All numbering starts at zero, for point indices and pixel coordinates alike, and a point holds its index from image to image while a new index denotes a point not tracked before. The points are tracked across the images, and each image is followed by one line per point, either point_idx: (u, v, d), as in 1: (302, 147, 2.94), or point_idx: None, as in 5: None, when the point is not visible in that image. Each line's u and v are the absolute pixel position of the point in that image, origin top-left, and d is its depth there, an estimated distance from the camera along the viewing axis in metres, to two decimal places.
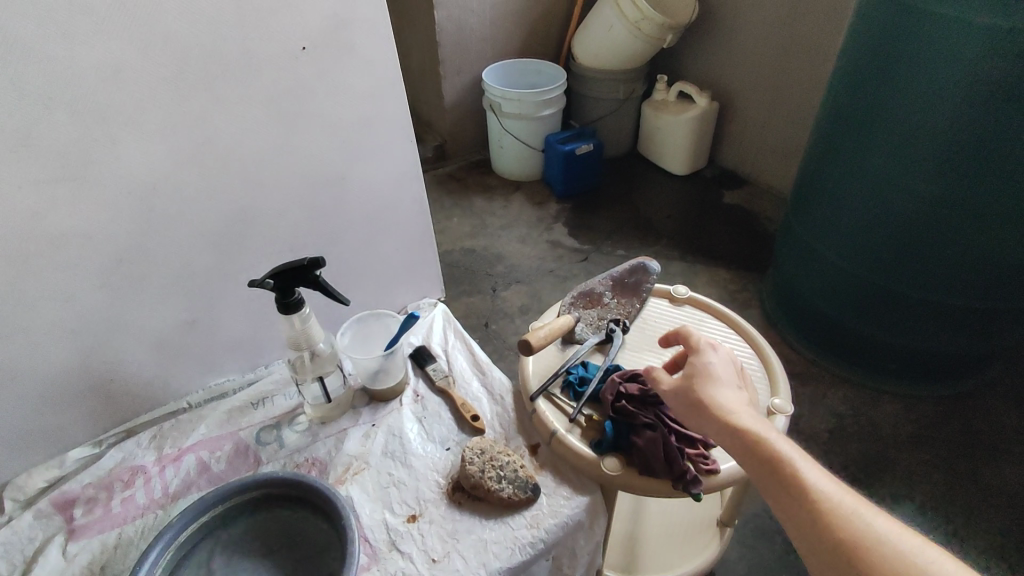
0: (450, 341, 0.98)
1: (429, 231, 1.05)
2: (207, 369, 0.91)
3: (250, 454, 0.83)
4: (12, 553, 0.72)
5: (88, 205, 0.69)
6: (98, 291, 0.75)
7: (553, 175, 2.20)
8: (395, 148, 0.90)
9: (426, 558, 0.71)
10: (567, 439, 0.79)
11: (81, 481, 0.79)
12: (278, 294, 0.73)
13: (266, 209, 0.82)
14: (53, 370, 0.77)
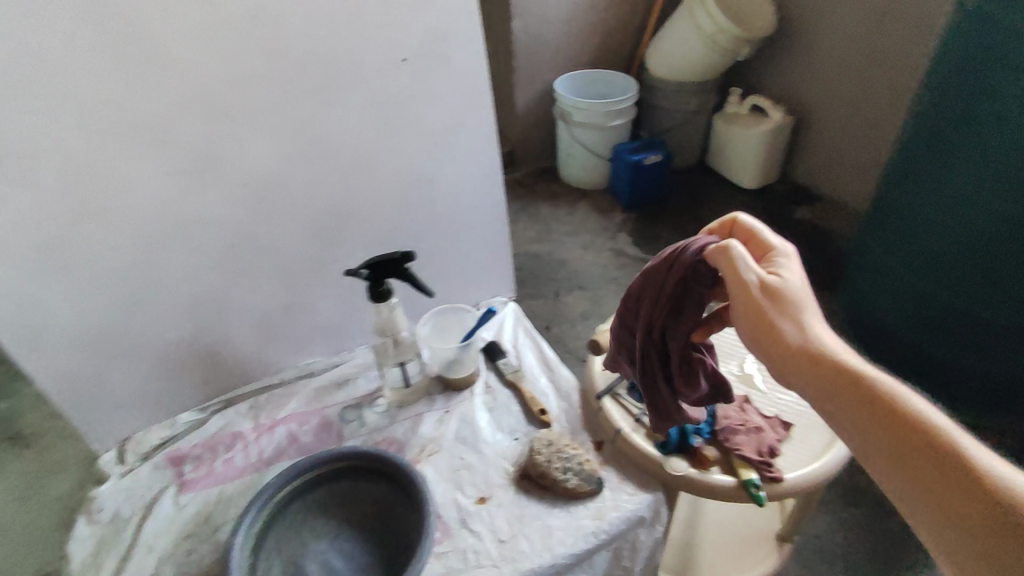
0: (520, 338, 1.03)
1: (505, 235, 1.08)
2: (299, 351, 0.99)
3: (334, 429, 0.90)
4: (132, 498, 0.82)
5: (212, 195, 0.77)
6: (213, 273, 0.84)
7: (620, 185, 2.22)
8: (480, 153, 0.94)
9: (494, 538, 0.76)
10: (631, 438, 0.81)
11: (189, 442, 0.88)
12: (371, 283, 0.80)
13: (360, 205, 0.89)
14: (170, 340, 0.86)
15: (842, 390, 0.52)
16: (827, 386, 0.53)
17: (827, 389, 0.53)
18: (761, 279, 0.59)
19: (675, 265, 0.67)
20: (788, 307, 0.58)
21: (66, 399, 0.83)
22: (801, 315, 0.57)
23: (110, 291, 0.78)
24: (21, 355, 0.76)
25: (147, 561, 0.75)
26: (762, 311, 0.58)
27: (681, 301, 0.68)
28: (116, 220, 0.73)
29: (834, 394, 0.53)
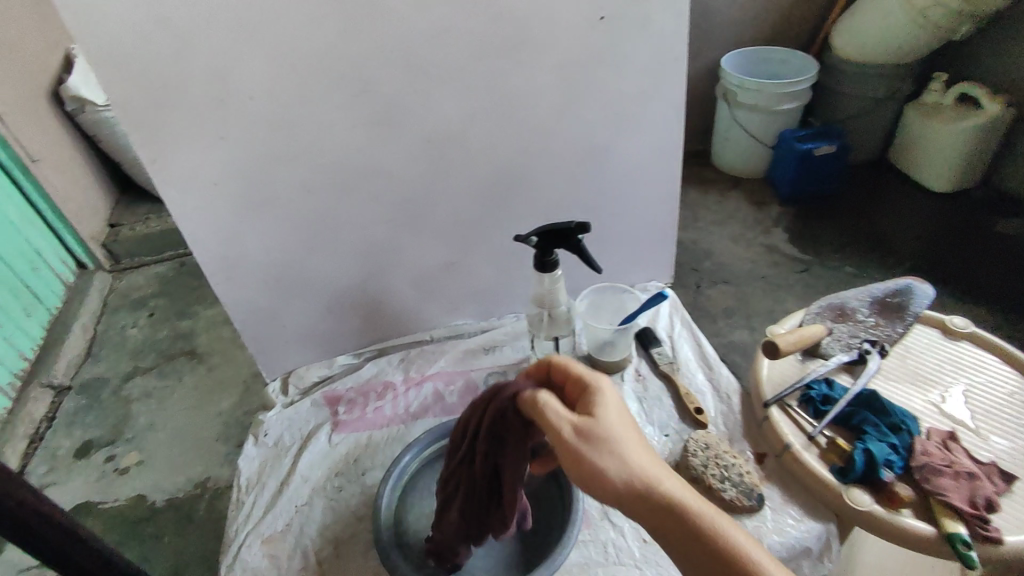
0: (676, 329, 0.96)
1: (673, 217, 0.99)
2: (450, 311, 1.00)
3: (479, 394, 0.90)
4: (293, 427, 0.87)
5: (397, 147, 0.78)
6: (386, 224, 0.86)
7: (782, 174, 1.99)
8: (662, 125, 0.87)
9: (637, 536, 0.72)
10: (802, 457, 0.73)
11: (345, 384, 0.92)
12: (539, 252, 0.77)
13: (532, 171, 0.86)
14: (341, 284, 0.90)
15: (657, 526, 0.46)
16: (652, 529, 0.46)
17: (651, 529, 0.46)
18: (574, 420, 0.50)
19: (488, 407, 0.58)
20: (585, 434, 0.48)
21: (247, 325, 0.91)
22: (592, 437, 0.48)
23: (294, 230, 0.83)
24: (219, 280, 0.85)
25: (302, 490, 0.79)
26: (579, 450, 0.48)
27: (495, 449, 0.58)
28: (310, 163, 0.77)
29: (667, 536, 0.45)
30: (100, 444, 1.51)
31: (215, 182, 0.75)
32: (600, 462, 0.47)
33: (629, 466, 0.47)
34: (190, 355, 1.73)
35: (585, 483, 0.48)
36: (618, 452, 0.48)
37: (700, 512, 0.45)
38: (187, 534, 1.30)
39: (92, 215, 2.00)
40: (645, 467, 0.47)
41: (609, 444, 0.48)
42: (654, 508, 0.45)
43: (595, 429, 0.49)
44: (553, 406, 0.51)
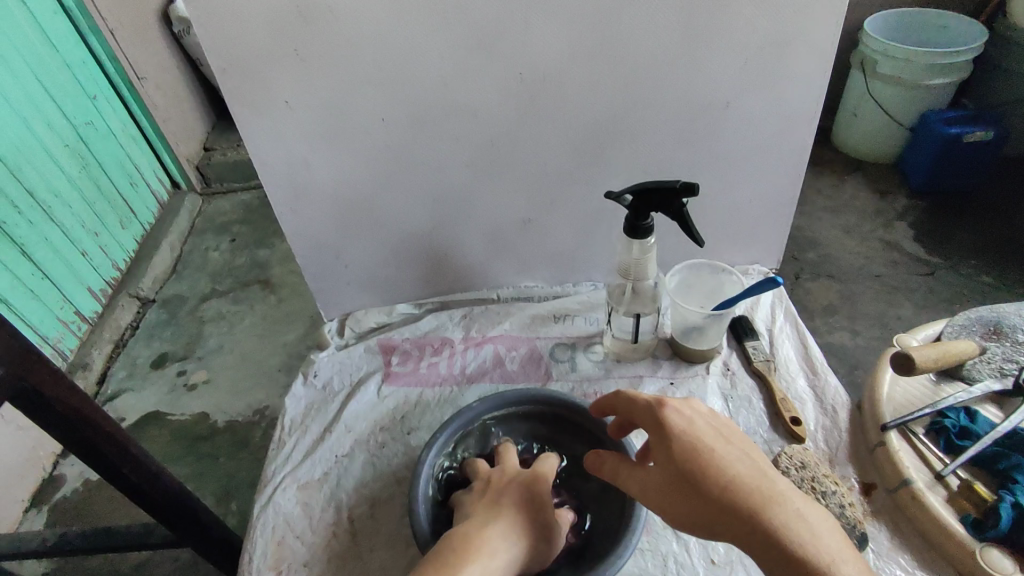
0: (779, 322, 0.82)
1: (794, 194, 0.85)
2: (522, 271, 0.91)
3: (542, 365, 0.81)
4: (344, 372, 0.83)
5: (484, 81, 0.69)
6: (465, 168, 0.77)
7: (916, 162, 1.73)
8: (804, 82, 0.72)
9: (705, 556, 0.62)
10: (925, 498, 0.60)
11: (401, 334, 0.86)
12: (631, 215, 0.66)
13: (637, 122, 0.74)
14: (409, 228, 0.84)
15: (759, 537, 0.46)
16: (752, 540, 0.47)
17: (749, 540, 0.47)
18: (680, 420, 0.52)
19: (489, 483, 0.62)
20: (707, 434, 0.51)
21: (309, 260, 0.86)
22: (716, 435, 0.51)
23: (364, 164, 0.76)
24: (284, 210, 0.80)
25: (345, 440, 0.75)
26: (697, 455, 0.50)
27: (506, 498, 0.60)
28: (388, 89, 0.69)
29: (765, 551, 0.46)
30: (174, 358, 1.56)
31: (287, 102, 0.69)
32: (719, 465, 0.49)
33: (748, 468, 0.49)
34: (264, 284, 1.76)
35: (694, 481, 0.49)
36: (739, 457, 0.50)
37: (811, 525, 0.46)
38: (241, 458, 1.32)
39: (189, 137, 2.05)
40: (765, 477, 0.48)
41: (731, 446, 0.51)
42: (761, 519, 0.46)
43: (719, 432, 0.51)
44: (678, 407, 0.53)
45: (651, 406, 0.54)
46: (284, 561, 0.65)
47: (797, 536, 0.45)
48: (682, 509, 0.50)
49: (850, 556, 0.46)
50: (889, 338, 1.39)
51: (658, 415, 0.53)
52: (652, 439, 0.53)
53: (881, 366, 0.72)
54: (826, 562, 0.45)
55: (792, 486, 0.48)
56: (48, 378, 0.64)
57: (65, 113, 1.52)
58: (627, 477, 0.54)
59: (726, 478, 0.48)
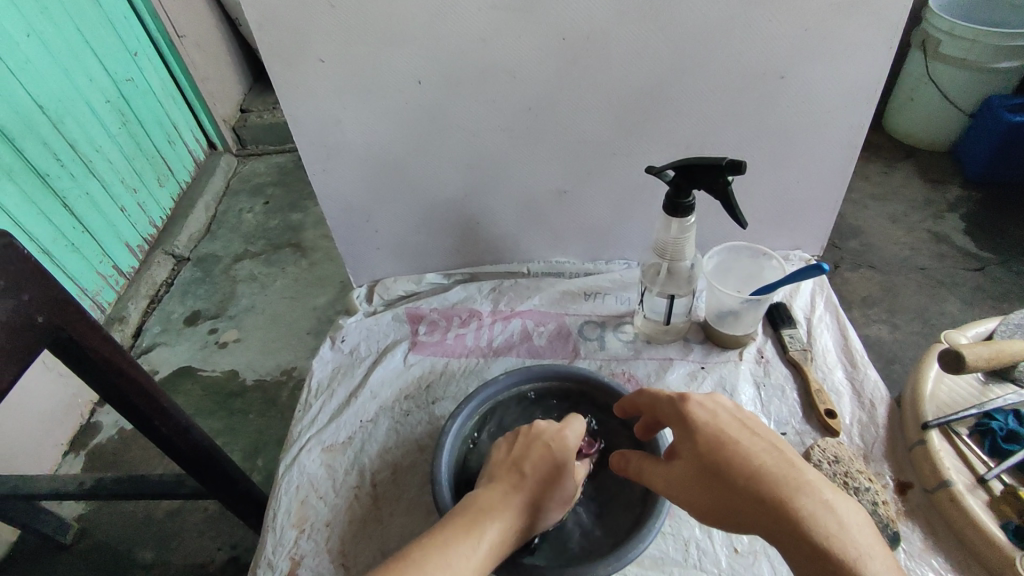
0: (818, 311, 0.79)
1: (844, 178, 0.81)
2: (554, 245, 0.89)
3: (570, 342, 0.80)
4: (371, 338, 0.83)
5: (525, 43, 0.66)
6: (501, 135, 0.75)
7: (974, 150, 1.64)
8: (864, 56, 0.68)
9: (728, 544, 0.61)
10: (964, 502, 0.58)
11: (430, 304, 0.86)
12: (672, 190, 0.64)
13: (682, 93, 0.71)
14: (442, 195, 0.82)
15: (782, 529, 0.44)
16: (777, 533, 0.45)
17: (773, 532, 0.45)
18: (698, 413, 0.52)
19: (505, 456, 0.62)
20: (730, 427, 0.51)
21: (340, 223, 0.86)
22: (740, 427, 0.51)
23: (399, 128, 0.75)
24: (317, 171, 0.79)
25: (370, 405, 0.75)
26: (720, 445, 0.49)
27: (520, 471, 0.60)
28: (426, 49, 0.67)
29: (789, 543, 0.44)
30: (207, 316, 1.60)
31: (324, 60, 0.68)
32: (741, 454, 0.48)
33: (774, 458, 0.48)
34: (296, 247, 1.78)
35: (716, 472, 0.49)
36: (764, 448, 0.49)
37: (841, 518, 0.44)
38: (268, 417, 1.35)
39: (227, 98, 2.07)
40: (790, 467, 0.47)
41: (758, 438, 0.50)
42: (785, 508, 0.45)
43: (743, 425, 0.51)
44: (701, 401, 0.53)
45: (673, 400, 0.55)
46: (307, 519, 0.66)
47: (824, 526, 0.43)
48: (707, 500, 0.49)
49: (884, 555, 0.43)
50: (931, 333, 1.33)
51: (680, 409, 0.54)
52: (676, 433, 0.54)
53: (926, 362, 0.69)
54: (855, 558, 0.42)
55: (822, 478, 0.46)
56: (85, 329, 0.66)
57: (106, 68, 1.53)
58: (652, 472, 0.54)
59: (748, 468, 0.47)
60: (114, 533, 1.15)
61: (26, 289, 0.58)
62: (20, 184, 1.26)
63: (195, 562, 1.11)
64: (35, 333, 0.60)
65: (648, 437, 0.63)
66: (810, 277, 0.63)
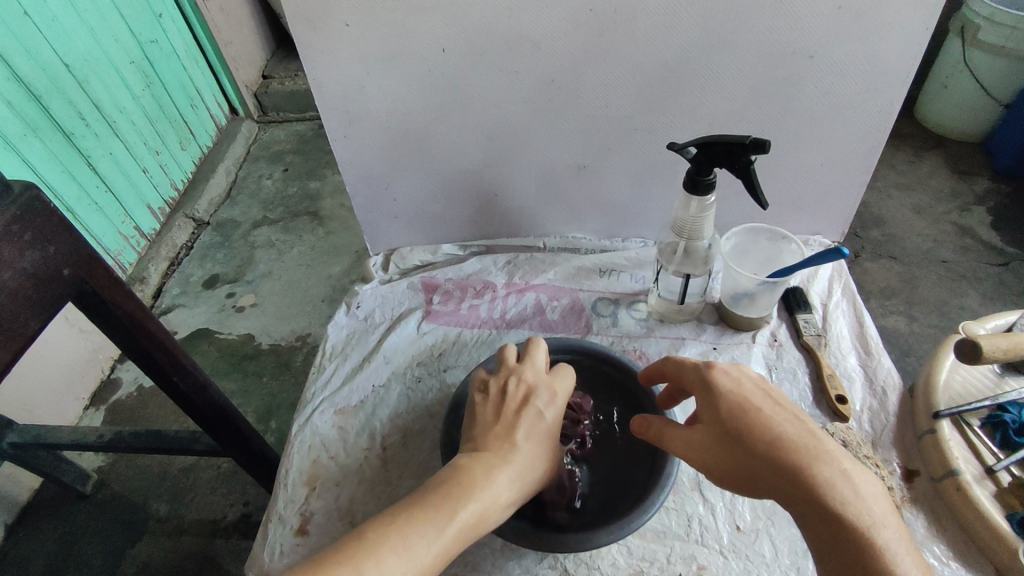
0: (835, 297, 0.79)
1: (870, 163, 0.79)
2: (572, 220, 0.89)
3: (583, 317, 0.80)
4: (386, 306, 0.84)
5: (552, 12, 0.65)
6: (523, 107, 0.75)
7: (1007, 142, 1.59)
8: (900, 37, 0.66)
9: (731, 522, 0.61)
10: (971, 491, 0.58)
11: (445, 274, 0.86)
12: (693, 168, 0.63)
13: (709, 69, 0.70)
14: (462, 166, 0.82)
15: (802, 496, 0.46)
16: (795, 499, 0.47)
17: (793, 497, 0.47)
18: (725, 381, 0.52)
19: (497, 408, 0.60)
20: (755, 395, 0.51)
21: (358, 190, 0.87)
22: (764, 396, 0.51)
23: (421, 95, 0.74)
24: (338, 136, 0.80)
25: (382, 370, 0.76)
26: (743, 414, 0.50)
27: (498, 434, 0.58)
28: (450, 15, 0.66)
29: (807, 509, 0.46)
30: (225, 279, 1.62)
31: (349, 25, 0.68)
32: (764, 423, 0.49)
33: (796, 428, 0.49)
34: (314, 215, 1.79)
35: (738, 439, 0.49)
36: (785, 417, 0.50)
37: (858, 487, 0.46)
38: (282, 380, 1.38)
39: (249, 63, 2.06)
40: (811, 437, 0.48)
41: (780, 408, 0.50)
42: (806, 476, 0.46)
43: (767, 394, 0.51)
44: (726, 368, 0.53)
45: (699, 366, 0.54)
46: (318, 478, 0.67)
47: (842, 495, 0.45)
48: (726, 465, 0.50)
49: (894, 522, 0.45)
50: (949, 327, 1.32)
51: (705, 375, 0.53)
52: (698, 398, 0.54)
53: (942, 351, 0.68)
54: (869, 524, 0.44)
55: (841, 448, 0.48)
56: (108, 284, 0.67)
57: (131, 29, 1.53)
58: (670, 435, 0.54)
59: (771, 436, 0.48)
60: (131, 485, 1.19)
61: (52, 241, 0.60)
62: (46, 142, 1.28)
63: (208, 517, 1.14)
64: (59, 285, 0.61)
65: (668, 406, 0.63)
66: (829, 262, 0.62)
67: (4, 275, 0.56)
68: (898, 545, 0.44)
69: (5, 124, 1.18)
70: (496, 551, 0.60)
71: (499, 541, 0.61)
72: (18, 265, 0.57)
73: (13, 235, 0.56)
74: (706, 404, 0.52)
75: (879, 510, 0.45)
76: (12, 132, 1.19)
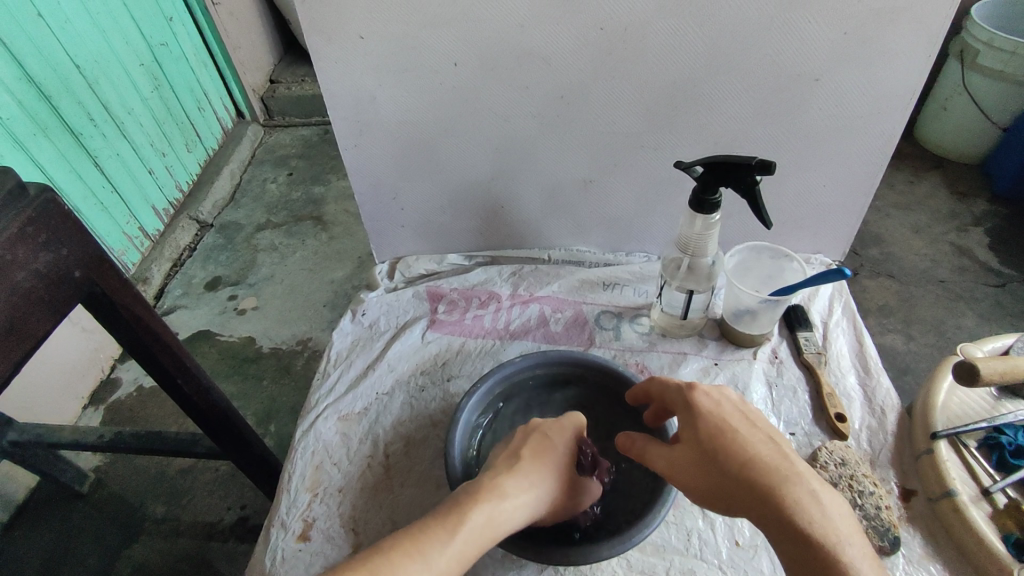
0: (835, 317, 0.79)
1: (873, 185, 0.80)
2: (576, 234, 0.90)
3: (586, 330, 0.81)
4: (391, 313, 0.85)
5: (562, 29, 0.67)
6: (532, 121, 0.76)
7: (1004, 165, 1.61)
8: (903, 64, 0.67)
9: (731, 538, 0.62)
10: (967, 513, 0.58)
11: (450, 284, 0.87)
12: (699, 187, 0.64)
13: (715, 89, 0.71)
14: (471, 178, 0.84)
15: (773, 515, 0.47)
16: (766, 518, 0.47)
17: (765, 516, 0.47)
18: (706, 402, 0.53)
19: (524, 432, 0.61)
20: (734, 417, 0.52)
21: (367, 199, 0.88)
22: (742, 418, 0.52)
23: (432, 107, 0.75)
24: (349, 146, 0.81)
25: (387, 378, 0.77)
26: (721, 434, 0.51)
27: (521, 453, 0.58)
28: (464, 30, 0.68)
29: (777, 528, 0.47)
30: (227, 282, 1.62)
31: (363, 37, 0.69)
32: (740, 443, 0.50)
33: (768, 450, 0.50)
34: (317, 220, 1.80)
35: (716, 457, 0.50)
36: (760, 440, 0.50)
37: (825, 507, 0.47)
38: (283, 384, 1.38)
39: (257, 68, 2.08)
40: (784, 459, 0.49)
41: (756, 430, 0.51)
42: (776, 496, 0.47)
43: (745, 417, 0.52)
44: (708, 389, 0.54)
45: (681, 387, 0.56)
46: (320, 484, 0.68)
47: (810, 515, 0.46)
48: (703, 484, 0.51)
49: (860, 543, 0.45)
50: (946, 346, 1.33)
51: (686, 395, 0.55)
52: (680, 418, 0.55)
53: (940, 373, 0.69)
54: (834, 542, 0.45)
55: (811, 470, 0.49)
56: (117, 286, 0.68)
57: (142, 31, 1.55)
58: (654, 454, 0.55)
59: (745, 457, 0.49)
60: (128, 486, 1.19)
61: (64, 243, 0.60)
62: (55, 142, 1.29)
63: (205, 519, 1.14)
64: (71, 286, 0.62)
65: (657, 423, 0.64)
66: (831, 281, 0.63)
67: (16, 276, 0.56)
68: (864, 565, 0.44)
69: (16, 123, 1.19)
70: (497, 560, 0.61)
71: (500, 551, 0.61)
72: (31, 266, 0.57)
73: (27, 237, 0.57)
74: (688, 424, 0.53)
75: (846, 529, 0.46)
76: (21, 131, 1.20)
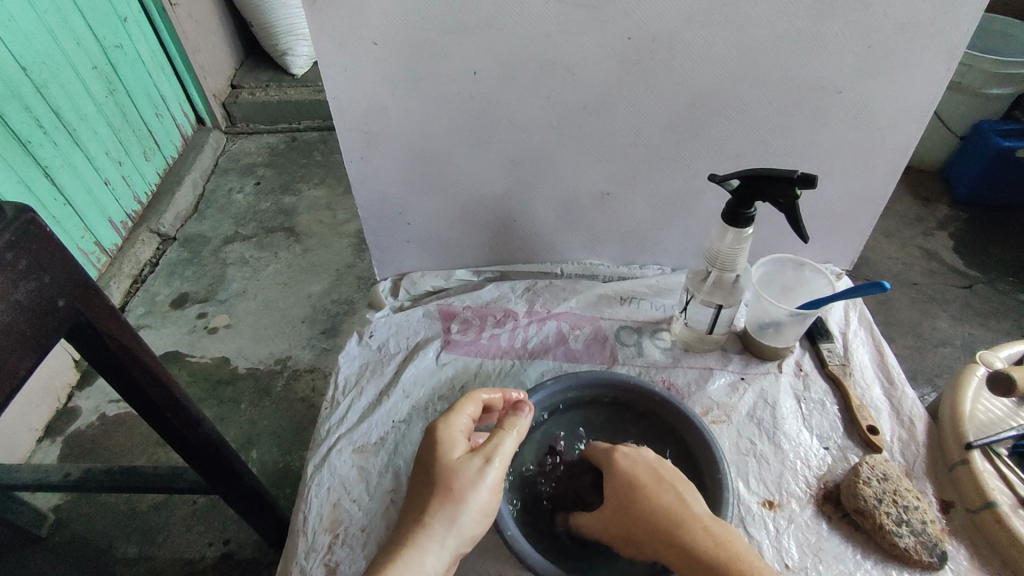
0: (854, 326, 0.79)
1: (886, 195, 0.81)
2: (589, 247, 0.88)
3: (608, 346, 0.78)
4: (400, 334, 0.80)
5: (590, 39, 0.64)
6: (551, 132, 0.73)
7: (963, 171, 1.67)
8: (923, 77, 0.67)
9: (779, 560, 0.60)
10: (1009, 523, 0.59)
11: (462, 302, 0.83)
12: (734, 200, 0.63)
13: (738, 100, 0.70)
14: (483, 191, 0.80)
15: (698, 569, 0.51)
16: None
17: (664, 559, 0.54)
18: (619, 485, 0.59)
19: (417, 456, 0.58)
20: (644, 485, 0.57)
21: (370, 214, 0.83)
22: (649, 484, 0.57)
23: (445, 118, 0.72)
24: (354, 158, 0.76)
25: (402, 405, 0.73)
26: (632, 501, 0.57)
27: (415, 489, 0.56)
28: (486, 37, 0.64)
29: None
30: (195, 299, 1.53)
31: (376, 43, 0.64)
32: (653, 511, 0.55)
33: (673, 506, 0.55)
34: (289, 232, 1.72)
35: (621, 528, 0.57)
36: (668, 492, 0.56)
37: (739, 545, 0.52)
38: (262, 407, 1.30)
39: (217, 73, 1.97)
40: (695, 507, 0.55)
41: (666, 493, 0.56)
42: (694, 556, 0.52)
43: (649, 481, 0.58)
44: (625, 452, 0.61)
45: (608, 447, 0.62)
46: (340, 524, 0.63)
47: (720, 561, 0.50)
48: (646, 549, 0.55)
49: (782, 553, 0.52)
50: (924, 347, 1.37)
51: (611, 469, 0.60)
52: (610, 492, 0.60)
53: (965, 382, 0.69)
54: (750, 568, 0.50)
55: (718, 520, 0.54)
56: (104, 315, 0.60)
57: (94, 32, 1.44)
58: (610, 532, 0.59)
59: (660, 524, 0.54)
60: (94, 525, 1.09)
61: (48, 270, 0.53)
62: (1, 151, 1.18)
63: (183, 557, 1.06)
64: (55, 319, 0.55)
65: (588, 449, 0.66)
66: (868, 294, 0.62)
67: None
68: None
69: None
70: None
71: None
72: (12, 297, 0.50)
73: (7, 265, 0.49)
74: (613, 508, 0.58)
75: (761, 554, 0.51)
76: None
